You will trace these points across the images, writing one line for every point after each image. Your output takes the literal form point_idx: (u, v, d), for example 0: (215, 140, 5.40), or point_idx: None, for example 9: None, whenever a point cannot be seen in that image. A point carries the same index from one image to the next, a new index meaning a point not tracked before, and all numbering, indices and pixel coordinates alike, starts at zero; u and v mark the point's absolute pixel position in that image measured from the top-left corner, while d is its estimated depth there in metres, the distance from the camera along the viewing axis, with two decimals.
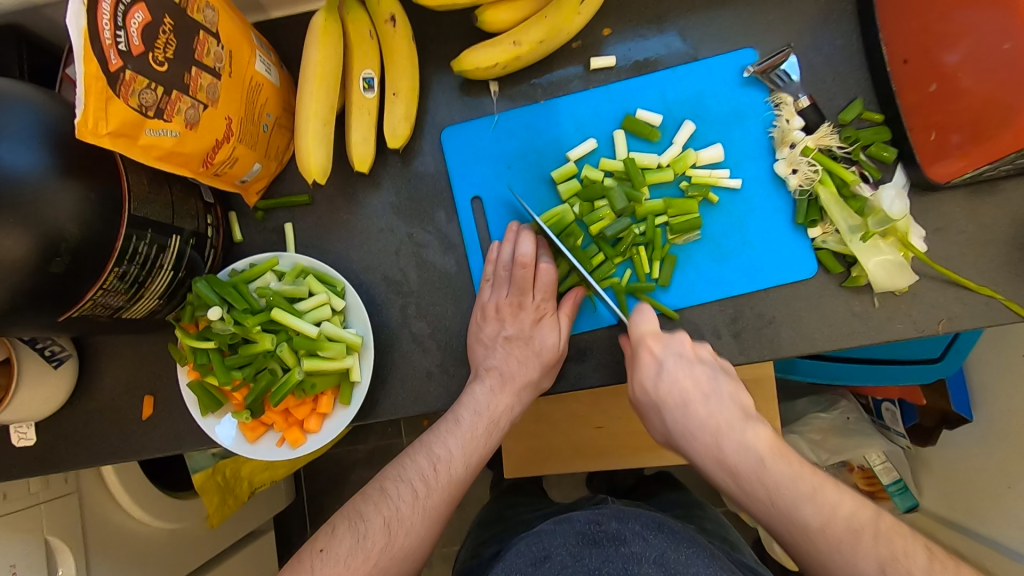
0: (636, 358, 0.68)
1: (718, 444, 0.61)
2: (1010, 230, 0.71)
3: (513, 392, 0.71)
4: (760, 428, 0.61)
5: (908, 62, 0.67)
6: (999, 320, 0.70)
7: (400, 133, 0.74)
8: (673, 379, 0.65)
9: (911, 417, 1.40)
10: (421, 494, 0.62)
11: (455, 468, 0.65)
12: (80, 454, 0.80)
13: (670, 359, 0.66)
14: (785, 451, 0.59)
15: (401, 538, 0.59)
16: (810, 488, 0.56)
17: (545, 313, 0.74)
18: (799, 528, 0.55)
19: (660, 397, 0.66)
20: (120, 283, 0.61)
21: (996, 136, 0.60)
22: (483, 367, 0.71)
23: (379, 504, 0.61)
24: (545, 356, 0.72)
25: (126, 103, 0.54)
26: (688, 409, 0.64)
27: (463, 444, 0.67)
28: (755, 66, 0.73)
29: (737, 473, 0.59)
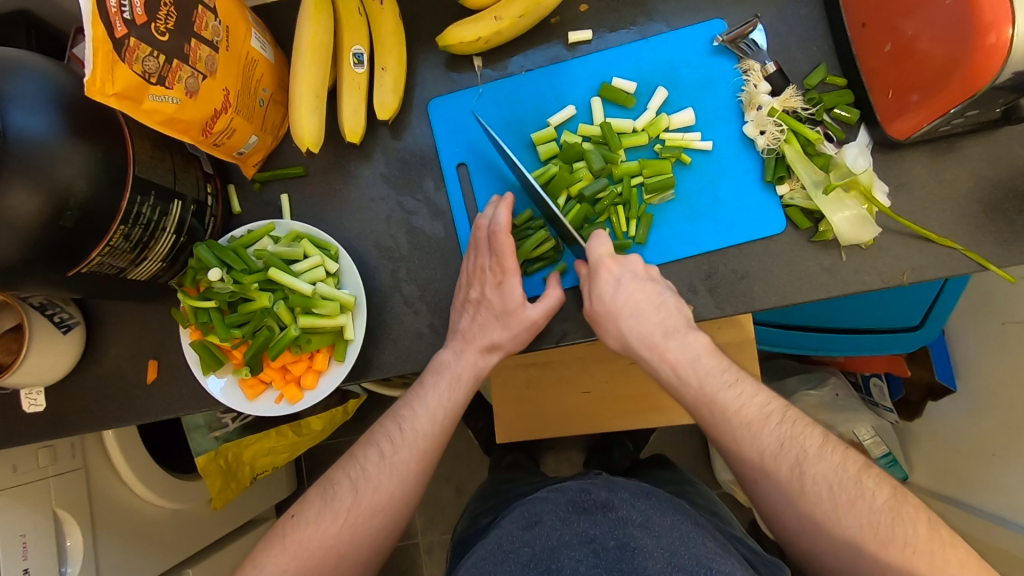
0: (594, 275, 0.71)
1: (663, 344, 0.67)
2: (969, 184, 0.75)
3: (478, 351, 0.74)
4: (700, 333, 0.68)
5: (865, 26, 0.71)
6: (961, 269, 0.74)
7: (389, 105, 0.79)
8: (630, 293, 0.69)
9: (898, 391, 1.43)
10: (387, 453, 0.68)
11: (421, 424, 0.70)
12: (88, 421, 0.84)
13: (624, 275, 0.70)
14: (720, 360, 0.66)
15: (369, 496, 0.65)
16: (733, 379, 0.65)
17: (507, 274, 0.73)
18: (720, 410, 0.63)
19: (616, 309, 0.69)
20: (125, 242, 0.65)
21: (945, 90, 0.64)
22: (453, 329, 0.76)
23: (348, 466, 0.67)
24: (507, 319, 0.74)
25: (130, 68, 0.58)
26: (642, 317, 0.68)
27: (429, 406, 0.71)
28: (723, 35, 0.77)
29: (677, 365, 0.67)
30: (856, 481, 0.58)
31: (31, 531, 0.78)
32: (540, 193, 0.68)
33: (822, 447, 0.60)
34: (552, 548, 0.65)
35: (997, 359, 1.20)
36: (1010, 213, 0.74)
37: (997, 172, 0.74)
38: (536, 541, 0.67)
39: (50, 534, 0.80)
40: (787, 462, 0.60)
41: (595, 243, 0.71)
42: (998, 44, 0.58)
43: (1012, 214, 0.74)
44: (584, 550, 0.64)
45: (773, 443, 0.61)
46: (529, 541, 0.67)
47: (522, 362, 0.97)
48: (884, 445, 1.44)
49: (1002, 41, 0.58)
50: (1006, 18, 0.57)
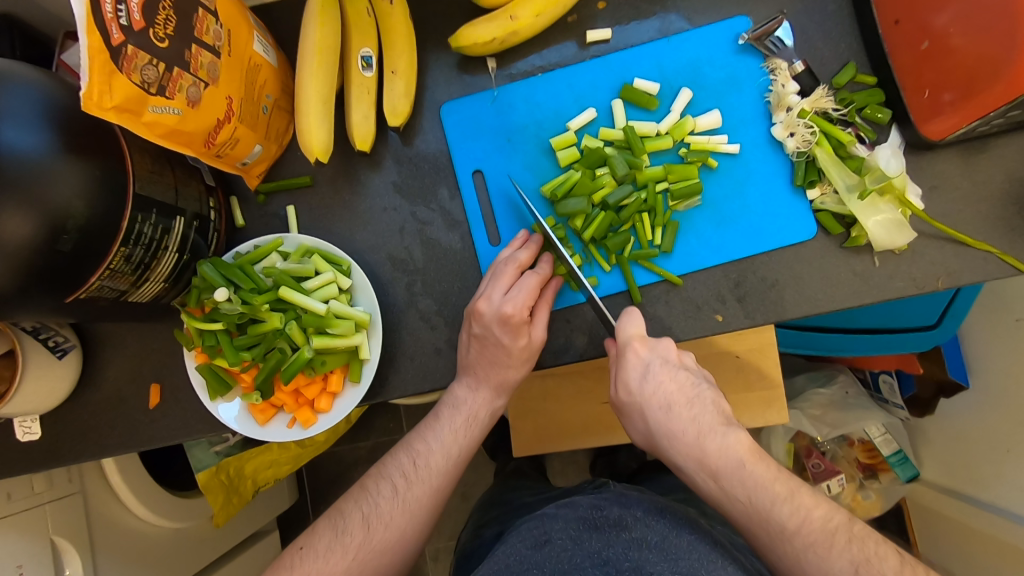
0: (621, 358, 0.67)
1: (702, 446, 0.61)
2: (1003, 185, 0.72)
3: (493, 387, 0.71)
4: (740, 431, 0.62)
5: (899, 23, 0.68)
6: (996, 273, 0.72)
7: (401, 110, 0.75)
8: (661, 381, 0.64)
9: (908, 388, 1.42)
10: (400, 490, 0.66)
11: (435, 461, 0.68)
12: (86, 448, 0.79)
13: (654, 359, 0.65)
14: (770, 470, 0.60)
15: (379, 533, 0.63)
16: (786, 492, 0.59)
17: (516, 315, 0.66)
18: (777, 527, 0.58)
19: (643, 399, 0.64)
20: (126, 264, 0.61)
21: (986, 91, 0.61)
22: (461, 364, 0.72)
23: (361, 499, 0.65)
24: (519, 355, 0.69)
25: (129, 78, 0.53)
26: (673, 413, 0.63)
27: (443, 440, 0.69)
28: (749, 33, 0.74)
29: (719, 474, 0.60)
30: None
31: (27, 562, 0.73)
32: (564, 253, 0.66)
33: (899, 568, 0.55)
34: (564, 572, 0.61)
35: (1011, 356, 1.19)
36: None
37: None
38: (546, 561, 0.62)
39: (47, 563, 0.76)
40: None
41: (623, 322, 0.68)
42: None
43: None
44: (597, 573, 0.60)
45: (844, 565, 0.56)
46: (538, 561, 0.62)
47: (539, 373, 0.94)
48: (895, 443, 1.44)
49: None
50: None
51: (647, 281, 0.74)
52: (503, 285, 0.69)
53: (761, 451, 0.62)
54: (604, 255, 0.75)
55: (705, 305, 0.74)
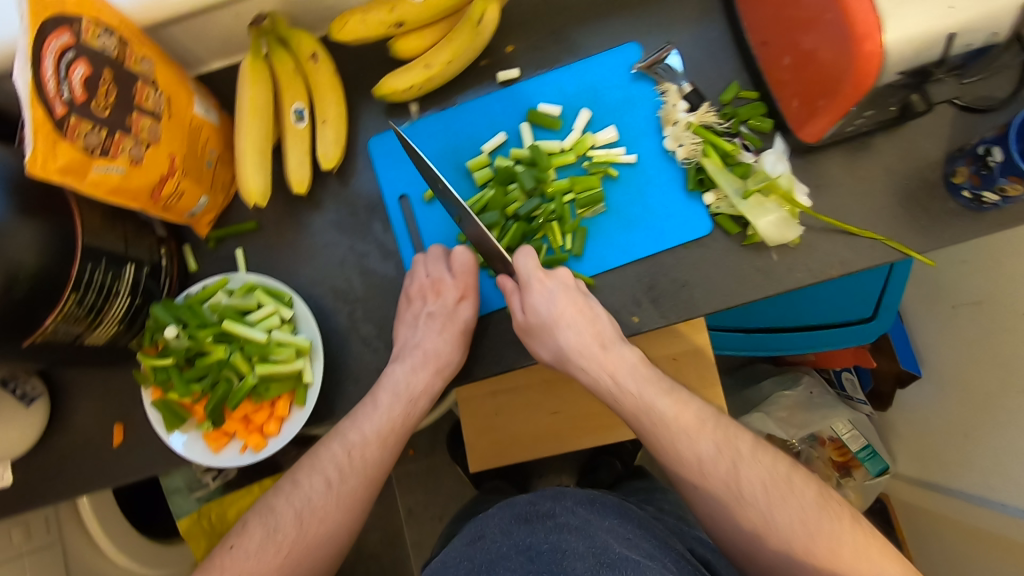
0: (527, 292, 0.74)
1: (601, 357, 0.73)
2: (883, 179, 0.80)
3: (432, 370, 0.76)
4: (632, 347, 0.74)
5: (766, 43, 0.77)
6: (884, 258, 0.78)
7: (332, 155, 0.83)
8: (568, 309, 0.73)
9: (868, 381, 1.48)
10: (333, 484, 0.71)
11: (368, 452, 0.72)
12: (54, 493, 0.83)
13: (556, 287, 0.74)
14: (648, 372, 0.73)
15: (312, 527, 0.69)
16: (667, 389, 0.72)
17: (468, 291, 0.78)
18: (658, 416, 0.70)
19: (554, 321, 0.72)
20: (79, 309, 0.67)
21: (840, 93, 0.68)
22: (406, 346, 0.77)
23: (295, 493, 0.70)
24: (458, 336, 0.78)
25: (73, 144, 0.61)
26: (580, 332, 0.73)
27: (375, 425, 0.74)
28: (641, 63, 0.83)
29: (616, 378, 0.73)
30: (785, 477, 0.67)
31: None
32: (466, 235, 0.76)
33: (752, 448, 0.69)
34: (490, 560, 0.65)
35: (954, 342, 1.24)
36: (924, 202, 0.79)
37: (906, 166, 0.79)
38: (477, 554, 0.68)
39: None
40: (723, 463, 0.68)
41: (521, 257, 0.75)
42: (875, 52, 0.62)
43: (927, 203, 0.79)
44: (518, 557, 0.64)
45: (709, 445, 0.69)
46: (470, 555, 0.68)
47: (489, 389, 0.99)
48: (863, 438, 1.45)
49: (878, 49, 0.61)
50: (876, 26, 0.61)
51: None
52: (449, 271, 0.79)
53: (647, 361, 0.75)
54: None
55: (621, 308, 0.80)
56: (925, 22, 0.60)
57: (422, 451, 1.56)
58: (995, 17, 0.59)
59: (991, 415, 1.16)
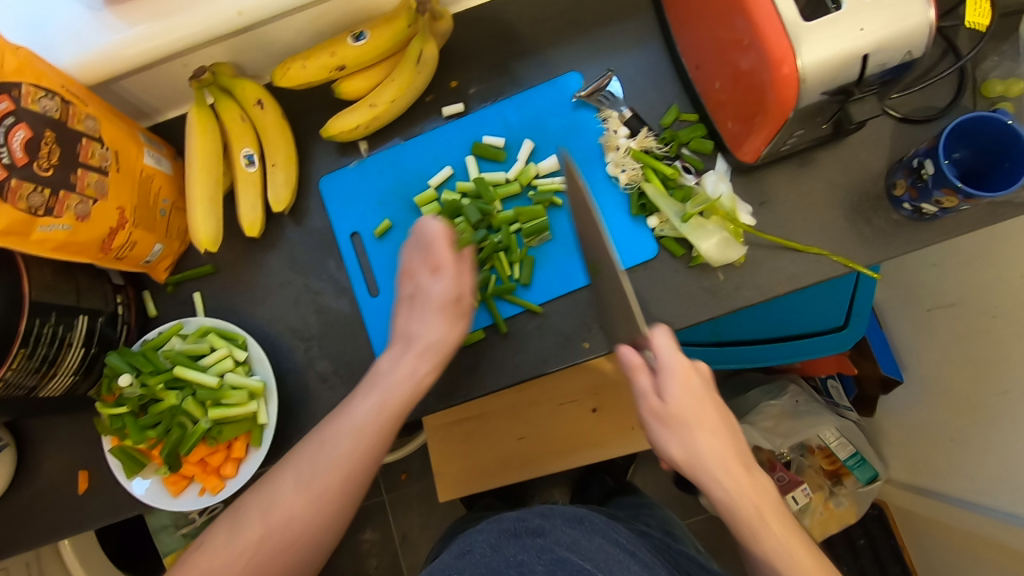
0: (671, 377, 0.65)
1: (737, 474, 0.62)
2: (826, 194, 0.80)
3: (415, 355, 0.71)
4: (765, 476, 0.64)
5: (699, 67, 0.78)
6: (831, 273, 0.78)
7: (283, 197, 0.84)
8: (705, 408, 0.65)
9: (852, 389, 1.47)
10: (307, 479, 0.64)
11: (348, 444, 0.66)
12: (24, 541, 0.84)
13: (698, 385, 0.66)
14: (783, 503, 0.63)
15: (279, 527, 0.62)
16: (801, 534, 0.61)
17: (444, 263, 0.73)
18: (798, 565, 0.59)
19: (684, 421, 0.65)
20: (29, 362, 0.68)
21: (768, 115, 0.68)
22: (399, 330, 0.73)
23: (296, 477, 0.64)
24: (446, 312, 0.72)
25: (14, 207, 0.63)
26: (718, 441, 0.64)
27: (354, 418, 0.67)
28: (582, 91, 0.85)
29: (755, 504, 0.61)
30: None
31: None
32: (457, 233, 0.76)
33: None
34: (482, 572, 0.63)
35: (930, 346, 1.22)
36: (868, 215, 0.79)
37: (848, 180, 0.80)
38: (467, 566, 0.65)
39: None
40: None
41: (656, 333, 0.66)
42: (792, 75, 0.62)
43: (871, 216, 0.79)
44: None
45: None
46: (460, 566, 0.66)
47: (455, 418, 0.99)
48: (851, 445, 1.42)
49: (795, 72, 0.62)
50: (789, 51, 0.61)
51: (511, 312, 0.81)
52: (430, 247, 0.74)
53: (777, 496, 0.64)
54: None
55: (571, 334, 0.80)
56: (840, 45, 0.60)
57: (414, 476, 1.56)
58: (908, 35, 0.60)
59: (970, 419, 1.13)
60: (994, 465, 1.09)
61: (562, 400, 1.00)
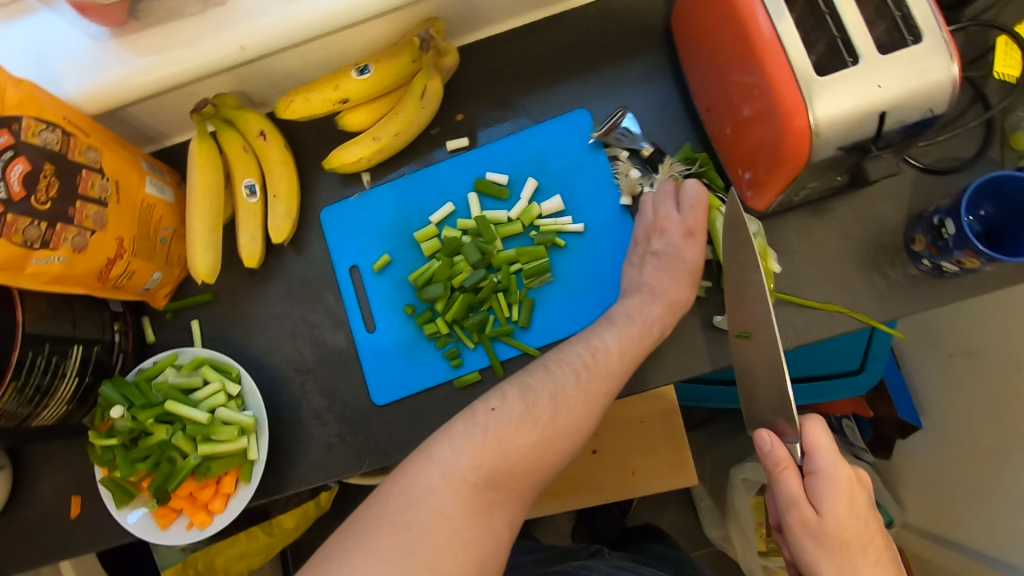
0: (831, 487, 0.61)
1: None
2: (841, 245, 0.77)
3: (664, 304, 0.73)
4: None
5: (710, 110, 0.76)
6: (843, 328, 0.75)
7: (283, 229, 0.83)
8: (866, 529, 0.60)
9: (868, 430, 1.40)
10: (581, 379, 0.66)
11: (612, 360, 0.68)
12: (17, 563, 0.84)
13: (860, 500, 0.61)
14: None
15: (510, 435, 0.60)
16: None
17: (697, 229, 0.76)
18: None
19: (847, 541, 0.59)
20: (21, 394, 0.68)
21: (778, 166, 0.65)
22: (632, 284, 0.76)
23: (546, 378, 0.65)
24: (688, 274, 0.75)
25: (10, 241, 0.63)
26: (881, 570, 0.58)
27: (621, 338, 0.70)
28: (597, 132, 0.82)
29: None
30: None
31: None
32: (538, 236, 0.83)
33: None
34: None
35: (951, 392, 1.16)
36: (884, 268, 0.75)
37: (864, 230, 0.76)
38: None
39: None
40: None
41: (812, 431, 0.63)
42: (804, 128, 0.59)
43: (886, 269, 0.75)
44: None
45: None
46: None
47: None
48: None
49: (807, 125, 0.59)
50: (801, 104, 0.59)
51: (507, 355, 0.79)
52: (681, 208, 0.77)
53: None
54: (467, 334, 0.81)
55: None
56: (854, 100, 0.58)
57: None
58: (927, 93, 0.57)
59: (985, 469, 1.08)
60: (1008, 519, 1.03)
61: None
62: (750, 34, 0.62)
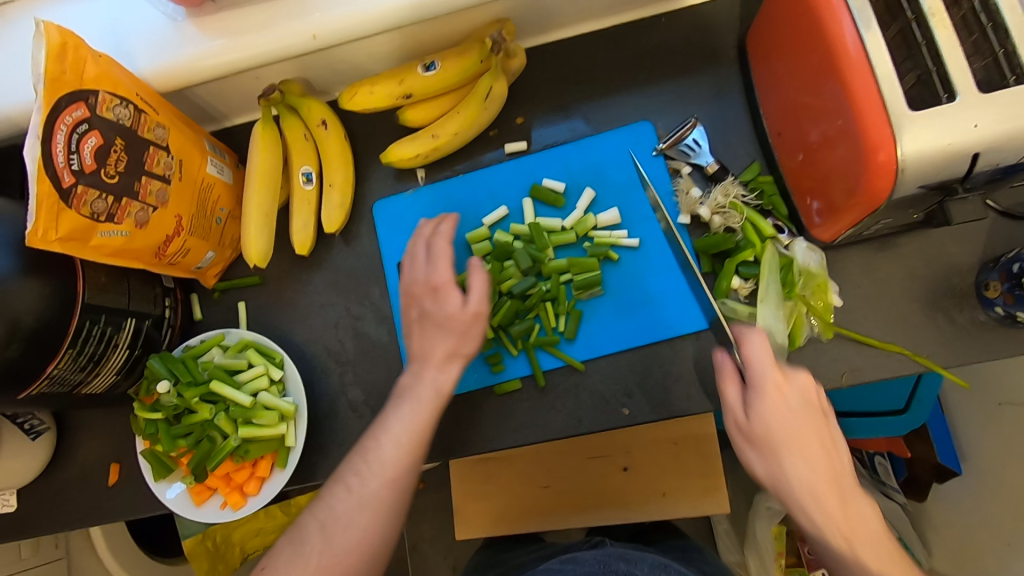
0: (760, 394, 0.59)
1: (836, 507, 0.55)
2: (907, 283, 0.74)
3: (435, 368, 0.68)
4: (870, 506, 0.56)
5: (781, 134, 0.74)
6: (901, 370, 0.72)
7: (336, 220, 0.84)
8: (801, 429, 0.58)
9: (902, 471, 1.34)
10: (353, 486, 0.62)
11: (386, 457, 0.64)
12: (53, 522, 0.86)
13: (795, 402, 0.59)
14: (890, 544, 0.55)
15: (338, 536, 0.60)
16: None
17: (442, 283, 0.69)
18: None
19: (779, 443, 0.57)
20: (76, 361, 0.70)
21: (854, 201, 0.63)
22: (416, 354, 0.70)
23: (341, 497, 0.62)
24: (456, 328, 0.68)
25: (77, 213, 0.64)
26: (815, 467, 0.56)
27: (397, 431, 0.65)
28: (663, 144, 0.81)
29: (854, 542, 0.54)
30: None
31: None
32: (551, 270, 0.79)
33: None
34: None
35: (997, 442, 1.12)
36: (950, 311, 0.73)
37: (932, 270, 0.73)
38: None
39: None
40: None
41: (750, 345, 0.61)
42: (887, 163, 0.57)
43: (952, 313, 0.73)
44: None
45: None
46: None
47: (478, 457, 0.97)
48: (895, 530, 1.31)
49: (891, 161, 0.57)
50: (889, 137, 0.56)
51: (551, 365, 0.78)
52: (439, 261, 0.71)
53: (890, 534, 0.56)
54: (511, 340, 0.79)
55: (610, 398, 0.77)
56: (946, 138, 0.55)
57: (430, 487, 1.51)
58: None
59: (1023, 522, 1.04)
60: None
61: (590, 453, 0.97)
62: (839, 58, 0.60)
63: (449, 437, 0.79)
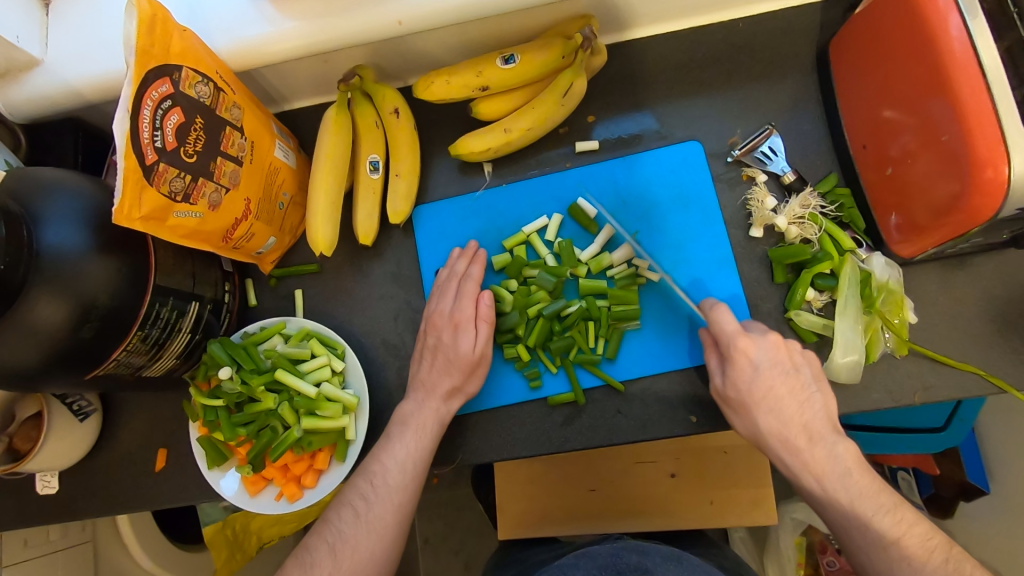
0: (728, 358, 0.69)
1: (807, 451, 0.66)
2: (983, 302, 0.74)
3: (439, 401, 0.74)
4: (847, 441, 0.66)
5: (866, 147, 0.73)
6: (975, 389, 0.72)
7: (401, 210, 0.82)
8: (767, 383, 0.67)
9: (927, 486, 1.27)
10: (361, 512, 0.67)
11: (392, 479, 0.69)
12: (95, 506, 0.84)
13: (761, 360, 0.68)
14: (859, 470, 0.65)
15: (347, 558, 0.64)
16: (889, 504, 0.63)
17: (463, 320, 0.76)
18: (875, 535, 0.61)
19: (752, 400, 0.68)
20: (143, 344, 0.68)
21: (950, 218, 0.62)
22: (415, 382, 0.76)
23: (349, 521, 0.67)
24: (461, 365, 0.74)
25: (158, 191, 0.62)
26: (782, 414, 0.67)
27: (399, 459, 0.71)
28: (738, 149, 0.81)
29: (823, 476, 0.65)
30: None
31: None
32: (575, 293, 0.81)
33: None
34: None
35: None
36: None
37: (1010, 291, 0.73)
38: None
39: None
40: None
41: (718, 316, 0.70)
42: (996, 181, 0.57)
43: None
44: None
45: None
46: None
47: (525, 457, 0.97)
48: None
49: (1000, 178, 0.57)
50: (1000, 155, 0.56)
51: (592, 384, 0.78)
52: (456, 298, 0.77)
53: (866, 463, 0.66)
54: (549, 358, 0.79)
55: (677, 404, 0.77)
56: None
57: (444, 481, 1.49)
58: None
59: None
60: None
61: (639, 457, 0.97)
62: (949, 72, 0.59)
63: (512, 436, 0.78)
